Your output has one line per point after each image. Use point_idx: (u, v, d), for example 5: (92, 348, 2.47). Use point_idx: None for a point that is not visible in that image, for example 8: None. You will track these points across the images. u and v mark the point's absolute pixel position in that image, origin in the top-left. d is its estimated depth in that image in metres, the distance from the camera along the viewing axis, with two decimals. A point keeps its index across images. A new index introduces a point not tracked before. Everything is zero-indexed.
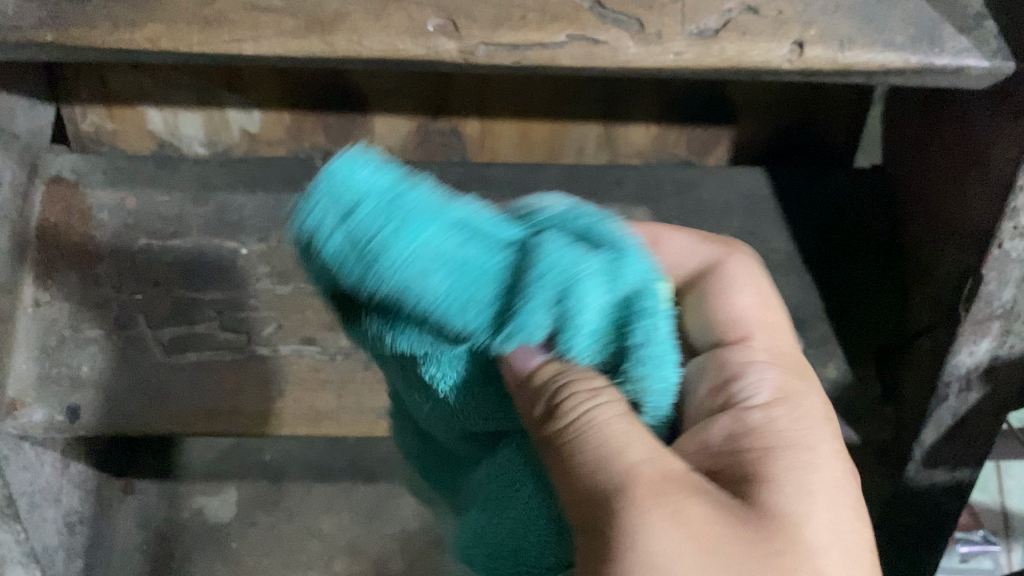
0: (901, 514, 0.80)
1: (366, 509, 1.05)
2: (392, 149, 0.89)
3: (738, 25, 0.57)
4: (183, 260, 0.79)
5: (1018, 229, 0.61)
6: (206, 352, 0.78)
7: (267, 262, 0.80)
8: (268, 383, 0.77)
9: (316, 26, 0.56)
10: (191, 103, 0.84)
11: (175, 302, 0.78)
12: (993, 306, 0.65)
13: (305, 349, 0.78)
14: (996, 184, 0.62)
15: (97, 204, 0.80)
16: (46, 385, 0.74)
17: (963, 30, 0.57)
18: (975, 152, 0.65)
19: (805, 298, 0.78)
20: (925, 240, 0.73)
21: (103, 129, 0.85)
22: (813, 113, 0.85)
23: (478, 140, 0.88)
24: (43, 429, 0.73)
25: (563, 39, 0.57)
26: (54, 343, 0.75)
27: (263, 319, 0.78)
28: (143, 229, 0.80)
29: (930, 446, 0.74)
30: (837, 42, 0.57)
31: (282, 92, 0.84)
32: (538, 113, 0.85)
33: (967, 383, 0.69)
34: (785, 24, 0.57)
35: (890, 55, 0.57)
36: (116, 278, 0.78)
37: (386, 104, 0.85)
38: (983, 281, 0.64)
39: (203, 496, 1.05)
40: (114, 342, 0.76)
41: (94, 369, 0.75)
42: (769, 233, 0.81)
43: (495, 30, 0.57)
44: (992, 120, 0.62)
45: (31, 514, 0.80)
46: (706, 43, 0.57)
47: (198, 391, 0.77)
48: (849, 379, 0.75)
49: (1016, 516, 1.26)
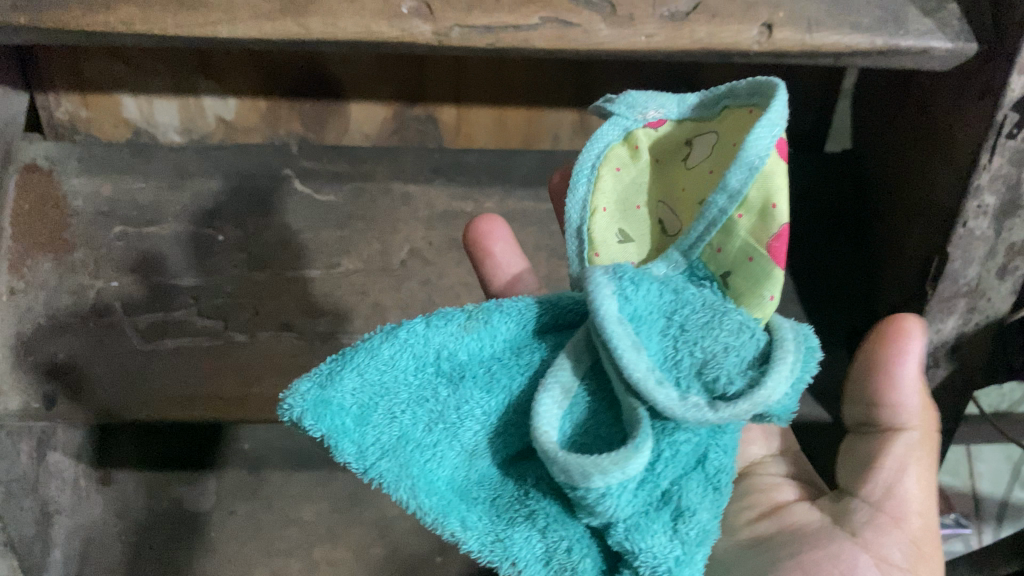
0: None
1: (347, 496, 1.05)
2: (368, 136, 0.89)
3: (708, 7, 0.58)
4: (160, 247, 0.80)
5: (982, 208, 0.63)
6: (184, 338, 0.77)
7: (244, 249, 0.81)
8: (244, 367, 0.75)
9: (291, 8, 0.56)
10: (166, 91, 0.84)
11: (152, 289, 0.79)
12: (959, 285, 0.66)
13: (284, 333, 0.77)
14: (960, 164, 0.63)
15: (72, 191, 0.81)
16: (20, 372, 0.72)
17: (927, 12, 0.59)
18: (940, 134, 0.66)
19: None
20: (893, 222, 0.74)
21: (77, 117, 0.85)
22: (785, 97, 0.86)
23: (454, 127, 0.88)
24: (18, 416, 0.71)
25: (536, 21, 0.57)
26: (30, 332, 0.74)
27: (240, 306, 0.79)
28: (120, 216, 0.80)
29: None
30: (805, 24, 0.58)
31: (257, 79, 0.84)
32: (513, 100, 0.86)
33: (933, 359, 0.71)
34: (755, 7, 0.58)
35: (857, 38, 0.58)
36: (93, 266, 0.78)
37: (363, 91, 0.85)
38: (949, 260, 0.65)
39: (181, 486, 1.05)
40: (91, 329, 0.76)
41: (71, 356, 0.74)
42: None
43: (469, 12, 0.57)
44: (956, 102, 0.64)
45: (8, 502, 0.80)
46: (677, 26, 0.58)
47: (176, 375, 0.75)
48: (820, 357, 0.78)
49: (987, 498, 1.29)
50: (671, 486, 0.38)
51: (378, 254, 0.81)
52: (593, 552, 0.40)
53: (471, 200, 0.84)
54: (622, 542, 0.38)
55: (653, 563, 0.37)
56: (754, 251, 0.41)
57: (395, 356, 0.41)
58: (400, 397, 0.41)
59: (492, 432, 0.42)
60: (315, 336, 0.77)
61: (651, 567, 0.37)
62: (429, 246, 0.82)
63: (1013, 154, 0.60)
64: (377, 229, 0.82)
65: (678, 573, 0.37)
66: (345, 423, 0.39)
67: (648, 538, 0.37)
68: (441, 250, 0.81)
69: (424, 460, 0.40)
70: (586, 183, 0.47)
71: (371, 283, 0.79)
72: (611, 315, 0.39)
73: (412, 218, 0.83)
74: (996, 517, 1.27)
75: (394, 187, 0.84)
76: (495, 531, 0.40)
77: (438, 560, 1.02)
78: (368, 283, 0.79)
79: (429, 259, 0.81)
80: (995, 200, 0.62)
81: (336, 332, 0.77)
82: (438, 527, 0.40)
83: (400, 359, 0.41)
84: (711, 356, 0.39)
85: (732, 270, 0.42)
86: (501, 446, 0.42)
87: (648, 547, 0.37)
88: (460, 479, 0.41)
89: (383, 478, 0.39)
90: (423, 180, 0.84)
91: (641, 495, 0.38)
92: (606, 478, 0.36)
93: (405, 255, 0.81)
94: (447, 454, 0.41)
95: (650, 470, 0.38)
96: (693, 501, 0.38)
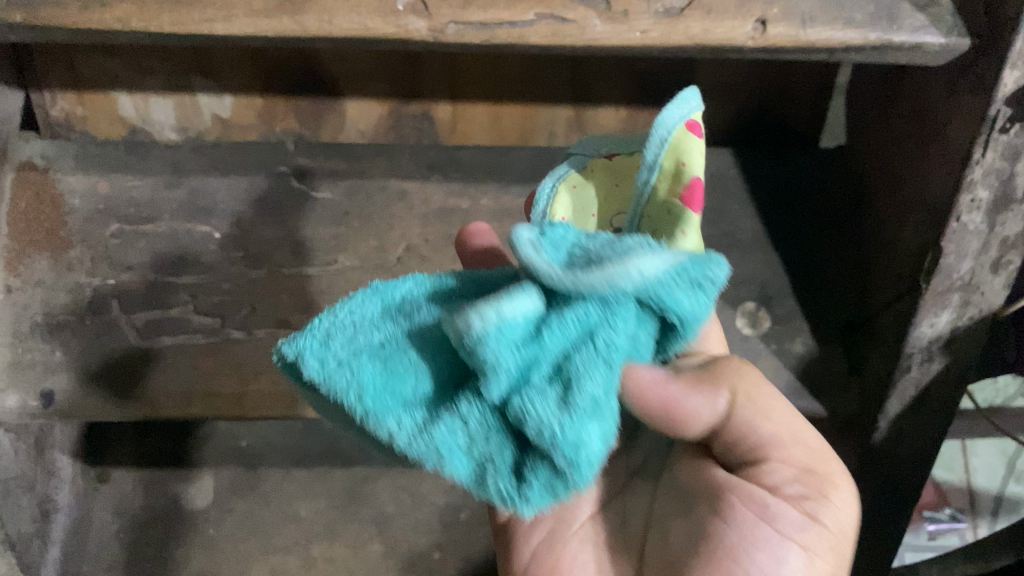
0: (874, 487, 0.80)
1: (345, 493, 1.05)
2: (364, 133, 0.89)
3: (702, 3, 0.58)
4: (157, 245, 0.80)
5: (975, 202, 0.63)
6: (182, 336, 0.76)
7: (241, 246, 0.80)
8: (241, 364, 0.75)
9: (286, 5, 0.57)
10: (161, 88, 0.84)
11: (148, 287, 0.78)
12: (953, 279, 0.67)
13: (280, 331, 0.77)
14: (953, 159, 0.64)
15: (68, 189, 0.81)
16: (16, 371, 0.72)
17: (919, 8, 0.59)
18: (933, 129, 0.67)
19: (771, 275, 0.81)
20: (887, 217, 0.75)
21: (73, 115, 0.85)
22: (779, 92, 0.87)
23: (450, 124, 0.88)
24: (15, 414, 0.71)
25: (531, 17, 0.58)
26: (27, 330, 0.74)
27: (237, 303, 0.78)
28: (116, 214, 0.80)
29: (894, 418, 0.75)
30: (799, 20, 0.58)
31: (253, 77, 0.84)
32: (508, 96, 0.86)
33: (929, 353, 0.71)
34: (749, 3, 0.59)
35: (850, 33, 0.58)
36: (89, 263, 0.78)
37: (359, 88, 0.85)
38: (943, 254, 0.65)
39: (177, 484, 1.04)
40: (88, 327, 0.75)
41: (67, 354, 0.73)
42: (736, 213, 0.84)
43: (465, 9, 0.57)
44: (948, 98, 0.64)
45: (5, 501, 0.80)
46: (671, 22, 0.58)
47: (175, 374, 0.74)
48: (816, 352, 0.78)
49: (982, 493, 1.30)
50: (562, 351, 0.39)
51: (375, 251, 0.80)
52: (506, 440, 0.40)
53: (466, 197, 0.84)
54: (517, 411, 0.38)
55: (539, 422, 0.38)
56: (673, 205, 0.50)
57: (359, 304, 0.44)
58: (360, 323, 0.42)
59: (429, 346, 0.42)
60: None
61: (535, 428, 0.38)
62: (425, 243, 0.81)
63: (1005, 148, 0.60)
64: (373, 226, 0.82)
65: (564, 437, 0.38)
66: (312, 343, 0.41)
67: (538, 408, 0.38)
68: (438, 246, 0.81)
69: (379, 376, 0.40)
70: (546, 199, 0.56)
71: (367, 280, 0.79)
72: (525, 234, 0.42)
73: (407, 215, 0.83)
74: (991, 511, 1.28)
75: (390, 184, 0.84)
76: (421, 430, 0.40)
77: (436, 556, 1.02)
78: (363, 281, 0.79)
79: (425, 256, 0.80)
80: (988, 195, 0.63)
81: None
82: (373, 423, 0.40)
83: (362, 306, 0.43)
84: (605, 256, 0.41)
85: (659, 230, 0.51)
86: (443, 365, 0.42)
87: (534, 411, 0.38)
88: (406, 391, 0.41)
89: (335, 385, 0.40)
90: (419, 177, 0.84)
91: (529, 364, 0.39)
92: (484, 319, 0.37)
93: (401, 252, 0.80)
94: (398, 366, 0.41)
95: (537, 339, 0.39)
96: (585, 375, 0.38)
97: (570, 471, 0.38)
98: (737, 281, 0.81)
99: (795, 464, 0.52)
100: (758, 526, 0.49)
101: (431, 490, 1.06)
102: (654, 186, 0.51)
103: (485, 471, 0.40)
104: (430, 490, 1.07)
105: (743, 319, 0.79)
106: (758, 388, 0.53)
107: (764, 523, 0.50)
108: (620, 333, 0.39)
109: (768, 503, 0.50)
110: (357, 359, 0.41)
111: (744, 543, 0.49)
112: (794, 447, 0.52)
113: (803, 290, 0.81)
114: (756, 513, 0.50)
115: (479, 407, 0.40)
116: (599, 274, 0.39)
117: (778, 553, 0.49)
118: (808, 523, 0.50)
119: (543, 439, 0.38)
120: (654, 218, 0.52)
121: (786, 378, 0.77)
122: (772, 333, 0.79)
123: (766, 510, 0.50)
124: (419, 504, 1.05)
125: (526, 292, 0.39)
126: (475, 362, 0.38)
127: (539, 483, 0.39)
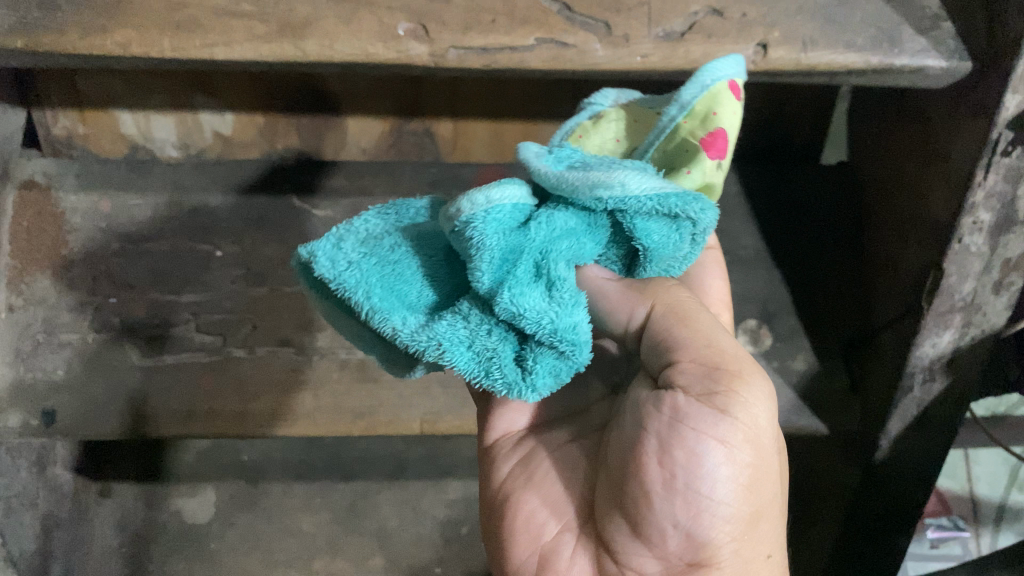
0: (874, 504, 0.80)
1: (346, 508, 1.05)
2: (365, 150, 0.89)
3: (703, 27, 0.58)
4: (158, 263, 0.80)
5: (977, 224, 0.63)
6: (183, 354, 0.77)
7: (242, 264, 0.80)
8: (242, 385, 0.76)
9: (288, 30, 0.57)
10: (163, 106, 0.84)
11: (150, 305, 0.78)
12: (954, 299, 0.67)
13: (282, 349, 0.78)
14: (955, 180, 0.63)
15: (70, 208, 0.80)
16: (19, 391, 0.74)
17: (920, 31, 0.59)
18: (934, 148, 0.67)
19: (774, 292, 0.81)
20: (889, 234, 0.75)
21: (75, 133, 0.85)
22: (779, 108, 0.87)
23: (451, 140, 0.88)
24: (19, 433, 0.73)
25: (532, 42, 0.57)
26: (29, 348, 0.75)
27: (239, 321, 0.79)
28: (119, 233, 0.80)
29: (895, 436, 0.75)
30: (800, 44, 0.58)
31: (254, 95, 0.84)
32: (510, 114, 0.86)
33: (931, 373, 0.71)
34: (750, 26, 0.58)
35: (851, 57, 0.58)
36: (91, 282, 0.78)
37: (360, 106, 0.85)
38: (945, 275, 0.65)
39: (180, 498, 1.04)
40: (89, 346, 0.76)
41: (69, 372, 0.75)
42: (737, 230, 0.84)
43: (465, 34, 0.57)
44: (949, 119, 0.64)
45: (7, 518, 0.80)
46: (672, 46, 0.58)
47: (176, 393, 0.76)
48: (817, 370, 0.78)
49: (985, 501, 1.30)
50: (543, 249, 0.43)
51: None
52: (508, 334, 0.42)
53: None
54: (507, 307, 0.41)
55: (536, 317, 0.41)
56: (691, 144, 0.49)
57: (370, 219, 0.48)
58: (373, 236, 0.47)
59: (432, 255, 0.47)
60: (314, 352, 0.78)
61: (533, 324, 0.41)
62: None
63: (1007, 171, 0.60)
64: None
65: (559, 326, 0.41)
66: (325, 247, 0.45)
67: (527, 298, 0.41)
68: None
69: (387, 276, 0.45)
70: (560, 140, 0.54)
71: None
72: (533, 151, 0.48)
73: None
74: (994, 520, 1.28)
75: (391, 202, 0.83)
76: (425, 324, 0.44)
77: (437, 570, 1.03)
78: None
79: None
80: (990, 217, 0.63)
81: (334, 348, 0.78)
82: (377, 319, 0.44)
83: (372, 221, 0.48)
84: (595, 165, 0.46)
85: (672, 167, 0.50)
86: (447, 277, 0.47)
87: (528, 307, 0.41)
88: (411, 297, 0.45)
89: (345, 283, 0.44)
90: (420, 194, 0.84)
91: (513, 258, 0.42)
92: (471, 202, 0.43)
93: None
94: (405, 273, 0.46)
95: (523, 233, 0.43)
96: (561, 268, 0.43)
97: (567, 348, 0.41)
98: (738, 298, 0.81)
99: (702, 358, 0.45)
100: (673, 430, 0.44)
101: (433, 504, 1.07)
102: (680, 124, 0.49)
103: (491, 362, 0.42)
104: (431, 505, 1.07)
105: (745, 336, 0.79)
106: (684, 304, 0.48)
107: (679, 425, 0.44)
108: (586, 244, 0.45)
109: (680, 402, 0.44)
110: (368, 265, 0.45)
111: (661, 445, 0.45)
112: (705, 350, 0.46)
113: (804, 307, 0.80)
114: (670, 414, 0.44)
115: (478, 305, 0.43)
116: (582, 178, 0.43)
117: (698, 452, 0.44)
118: (723, 417, 0.44)
119: (542, 329, 0.41)
120: (668, 158, 0.50)
121: (787, 396, 0.77)
122: (773, 350, 0.79)
123: (679, 409, 0.44)
124: (420, 518, 1.06)
125: (515, 185, 0.45)
126: (468, 242, 0.43)
127: (542, 367, 0.42)
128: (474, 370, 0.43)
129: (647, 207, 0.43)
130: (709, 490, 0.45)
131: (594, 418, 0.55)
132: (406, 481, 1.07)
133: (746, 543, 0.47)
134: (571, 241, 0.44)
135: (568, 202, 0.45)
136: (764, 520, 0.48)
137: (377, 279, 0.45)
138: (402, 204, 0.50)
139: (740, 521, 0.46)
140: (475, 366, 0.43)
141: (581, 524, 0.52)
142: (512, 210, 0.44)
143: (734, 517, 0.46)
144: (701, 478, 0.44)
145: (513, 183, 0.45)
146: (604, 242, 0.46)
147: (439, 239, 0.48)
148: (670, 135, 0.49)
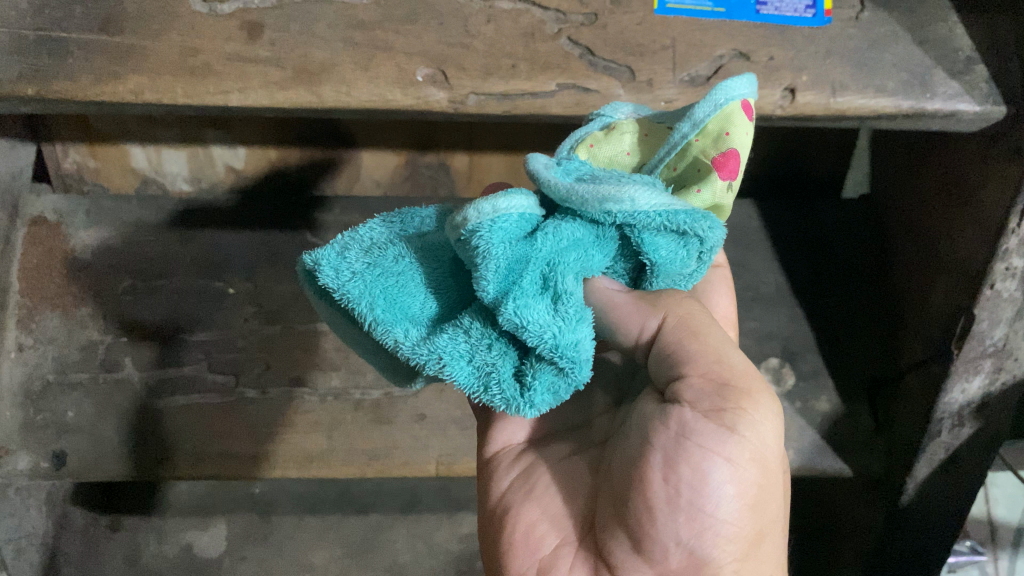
0: (898, 549, 0.78)
1: (358, 542, 1.04)
2: (379, 183, 0.88)
3: (729, 71, 0.57)
4: (170, 301, 0.79)
5: (1009, 270, 0.61)
6: (195, 394, 0.76)
7: (254, 301, 0.79)
8: (256, 425, 0.75)
9: (304, 75, 0.55)
10: (175, 140, 0.83)
11: (161, 345, 0.77)
12: (985, 345, 0.65)
13: (296, 391, 0.76)
14: (987, 225, 0.62)
15: (80, 244, 0.79)
16: (29, 432, 0.72)
17: (953, 75, 0.57)
18: (966, 189, 0.65)
19: (796, 329, 0.79)
20: (917, 274, 0.73)
21: (85, 167, 0.84)
22: (800, 143, 0.85)
23: (466, 173, 0.87)
24: (28, 476, 0.71)
25: (553, 88, 0.56)
26: (38, 389, 0.74)
27: (251, 361, 0.77)
28: (129, 269, 0.79)
29: (922, 480, 0.73)
30: (829, 88, 0.57)
31: (267, 130, 0.83)
32: (527, 147, 0.85)
33: (960, 418, 0.69)
34: (778, 70, 0.57)
35: (882, 101, 0.57)
36: (101, 321, 0.77)
37: (374, 140, 0.84)
38: (975, 321, 0.64)
39: (190, 532, 1.03)
40: (99, 386, 0.74)
41: (79, 414, 0.73)
42: (758, 265, 0.82)
43: (486, 79, 0.56)
44: (982, 161, 0.62)
45: (15, 561, 0.79)
46: (696, 91, 0.57)
47: (188, 435, 0.74)
48: (841, 411, 0.76)
49: (1003, 524, 1.26)
50: (551, 261, 0.38)
51: None
52: (508, 348, 0.39)
53: None
54: (510, 320, 0.37)
55: (538, 332, 0.36)
56: (701, 164, 0.43)
57: (372, 224, 0.45)
58: (377, 242, 0.44)
59: (439, 265, 0.43)
60: (326, 393, 0.77)
61: (535, 338, 0.37)
62: None
63: None
64: None
65: (563, 343, 0.37)
66: (329, 253, 0.43)
67: (530, 312, 0.37)
68: None
69: (390, 287, 0.42)
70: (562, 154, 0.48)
71: None
72: (540, 159, 0.42)
73: None
74: (1013, 543, 1.25)
75: None
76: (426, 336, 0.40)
77: None
78: None
79: None
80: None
81: (348, 389, 0.77)
82: (380, 331, 0.41)
83: (375, 226, 0.45)
84: (606, 177, 0.41)
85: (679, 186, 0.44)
86: (451, 287, 0.43)
87: (533, 321, 0.37)
88: (414, 308, 0.42)
89: (349, 292, 0.41)
90: None
91: (520, 269, 0.38)
92: (477, 211, 0.38)
93: None
94: (409, 283, 0.42)
95: (528, 243, 0.38)
96: (570, 281, 0.38)
97: (567, 365, 0.37)
98: (761, 335, 0.79)
99: (713, 374, 0.40)
100: (680, 444, 0.39)
101: (446, 538, 1.06)
102: (691, 142, 0.43)
103: (489, 377, 0.39)
104: (444, 538, 1.06)
105: (768, 375, 0.77)
106: (696, 315, 0.42)
107: (686, 440, 0.39)
108: (594, 257, 0.40)
109: (687, 418, 0.40)
110: (370, 272, 0.42)
111: (663, 460, 0.40)
112: (717, 364, 0.41)
113: (826, 346, 0.79)
114: (676, 429, 0.40)
115: (481, 317, 0.39)
116: (590, 189, 0.38)
117: (703, 470, 0.39)
118: (731, 434, 0.39)
119: (542, 344, 0.37)
120: (675, 179, 0.44)
121: (810, 437, 0.75)
122: (796, 391, 0.77)
123: (686, 425, 0.40)
124: (434, 551, 1.05)
125: (520, 193, 0.40)
126: (471, 256, 0.38)
127: (541, 383, 0.38)
128: (472, 385, 0.39)
129: (656, 223, 0.39)
130: (713, 510, 0.40)
131: (596, 432, 0.49)
132: (419, 515, 1.07)
133: (749, 566, 0.42)
134: (578, 255, 0.39)
135: (574, 213, 0.40)
136: (769, 544, 0.43)
137: (381, 289, 0.42)
138: (408, 212, 0.47)
139: (744, 542, 0.41)
140: (473, 381, 0.39)
141: (581, 537, 0.46)
142: (515, 221, 0.39)
143: (738, 537, 0.41)
144: (705, 498, 0.40)
145: (517, 190, 0.40)
146: (612, 255, 0.41)
147: (444, 248, 0.44)
148: (680, 152, 0.44)
